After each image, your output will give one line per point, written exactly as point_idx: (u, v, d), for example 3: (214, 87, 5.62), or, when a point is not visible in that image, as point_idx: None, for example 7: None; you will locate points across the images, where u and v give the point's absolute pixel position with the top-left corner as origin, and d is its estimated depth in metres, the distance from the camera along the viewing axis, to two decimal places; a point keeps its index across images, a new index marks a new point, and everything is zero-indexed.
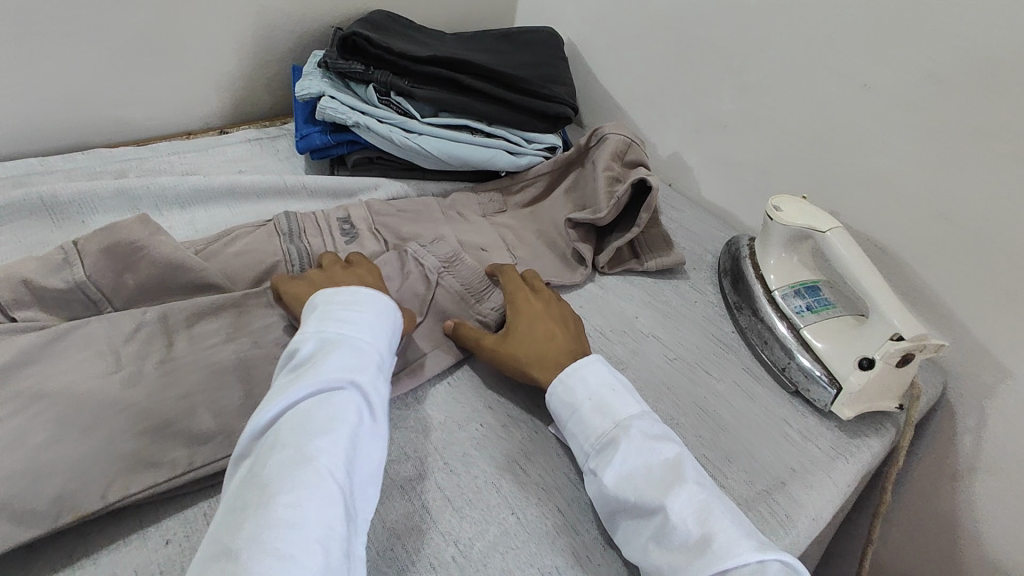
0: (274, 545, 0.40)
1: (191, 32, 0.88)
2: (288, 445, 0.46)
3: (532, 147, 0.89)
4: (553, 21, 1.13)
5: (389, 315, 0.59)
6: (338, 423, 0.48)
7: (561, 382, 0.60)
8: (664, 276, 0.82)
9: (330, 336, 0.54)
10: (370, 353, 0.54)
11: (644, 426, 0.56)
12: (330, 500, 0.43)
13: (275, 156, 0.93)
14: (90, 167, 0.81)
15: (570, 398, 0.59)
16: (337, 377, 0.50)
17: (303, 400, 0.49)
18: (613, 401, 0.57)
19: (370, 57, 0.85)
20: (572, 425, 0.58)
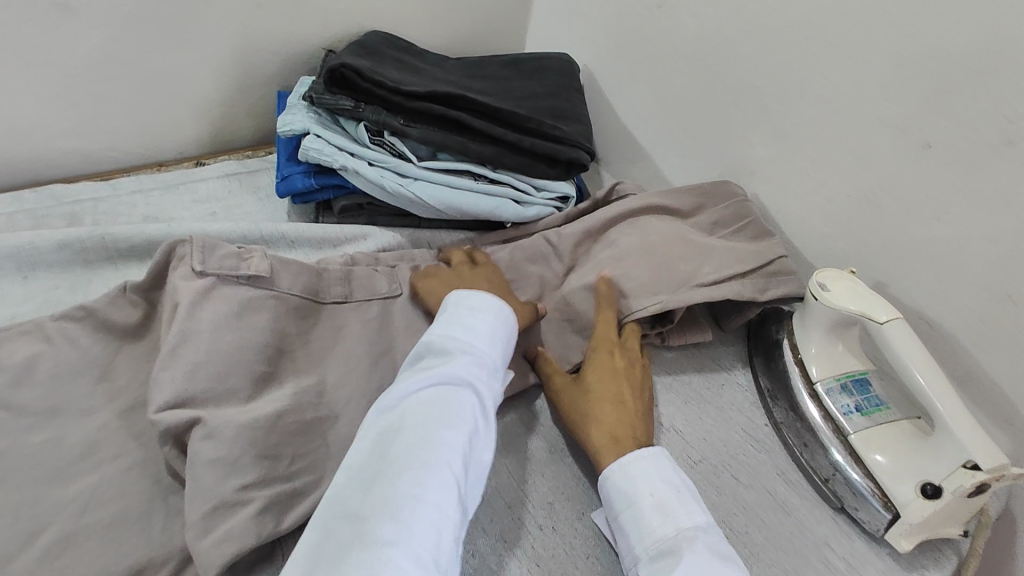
0: (392, 525, 0.40)
1: (156, 56, 0.78)
2: (414, 429, 0.46)
3: (542, 196, 0.79)
4: (568, 43, 1.02)
5: (511, 323, 0.58)
6: (460, 419, 0.47)
7: (619, 462, 0.54)
8: (688, 351, 0.72)
9: (457, 335, 0.54)
10: (498, 357, 0.55)
11: (709, 540, 0.49)
12: (450, 487, 0.43)
13: (255, 195, 0.84)
14: (42, 212, 0.73)
15: (629, 490, 0.52)
16: (463, 376, 0.50)
17: (430, 387, 0.49)
18: (675, 506, 0.51)
19: (361, 90, 0.75)
20: (623, 517, 0.51)
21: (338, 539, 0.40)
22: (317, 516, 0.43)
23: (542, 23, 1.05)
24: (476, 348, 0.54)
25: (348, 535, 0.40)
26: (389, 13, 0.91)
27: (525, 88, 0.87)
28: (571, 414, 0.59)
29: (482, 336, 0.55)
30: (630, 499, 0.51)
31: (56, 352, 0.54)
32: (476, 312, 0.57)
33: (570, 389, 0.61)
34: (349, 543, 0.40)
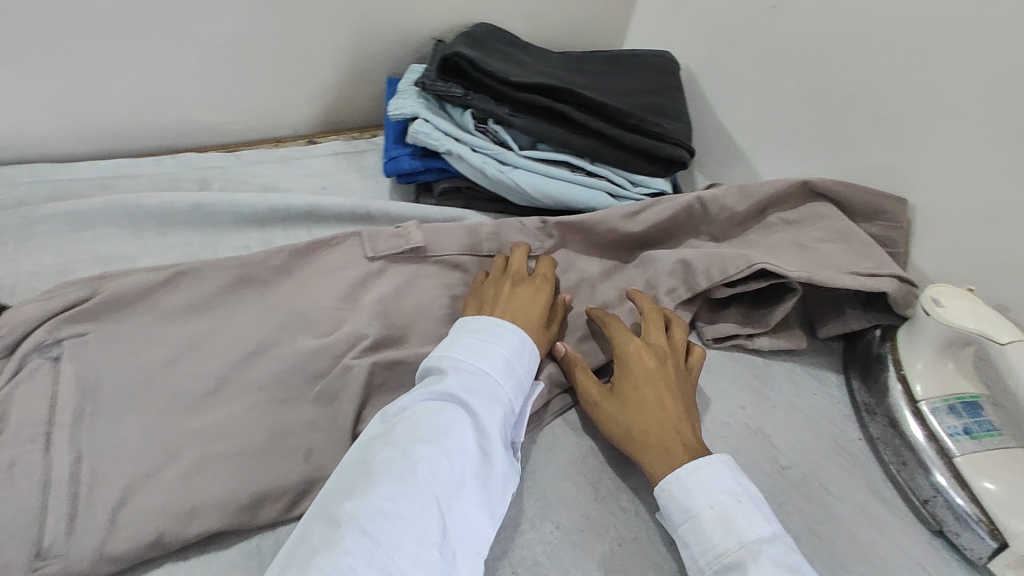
0: (361, 537, 0.41)
1: (286, 40, 0.84)
2: (395, 446, 0.47)
3: (637, 191, 0.80)
4: (670, 43, 1.02)
5: (524, 346, 0.57)
6: (447, 438, 0.47)
7: (678, 473, 0.52)
8: (779, 357, 0.71)
9: (459, 355, 0.54)
10: (503, 377, 0.53)
11: (776, 550, 0.47)
12: (424, 507, 0.43)
13: (361, 174, 0.89)
14: (177, 176, 0.80)
15: (688, 503, 0.50)
16: (456, 396, 0.50)
17: (422, 407, 0.49)
18: (740, 515, 0.49)
19: (471, 79, 0.78)
20: (682, 528, 0.50)
21: (312, 541, 0.42)
22: (304, 516, 0.45)
23: (644, 21, 1.05)
24: (477, 369, 0.53)
25: (320, 538, 0.42)
26: (498, 6, 0.94)
27: (626, 85, 0.88)
28: (605, 424, 0.58)
29: (488, 358, 0.54)
30: (690, 513, 0.50)
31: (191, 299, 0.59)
32: (487, 335, 0.56)
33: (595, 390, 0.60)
34: (320, 547, 0.41)
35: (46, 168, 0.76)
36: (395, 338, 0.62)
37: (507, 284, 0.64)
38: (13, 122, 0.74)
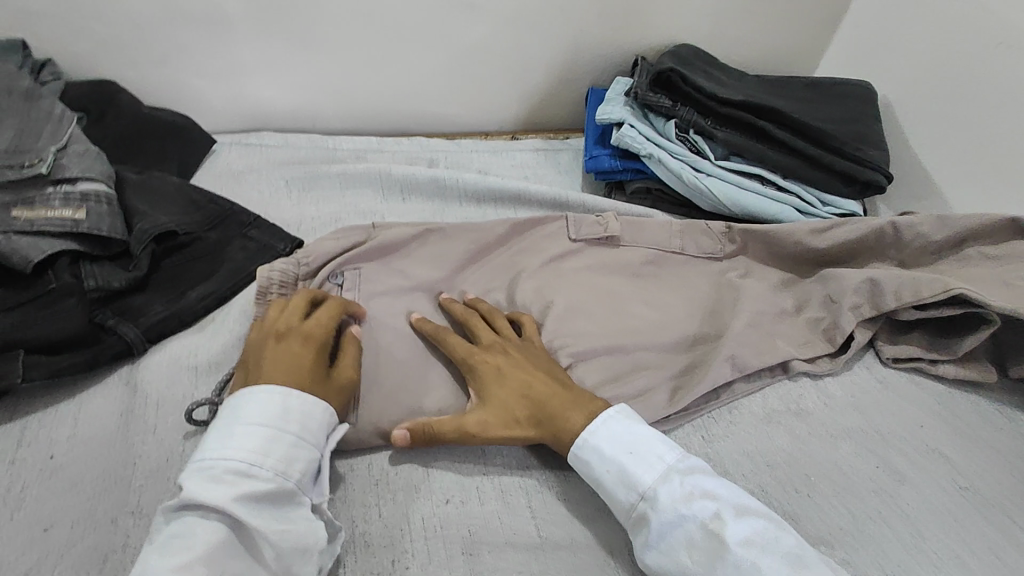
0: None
1: (514, 49, 0.97)
2: (174, 560, 0.42)
3: (826, 210, 0.84)
4: (869, 73, 1.03)
5: (258, 411, 0.50)
6: (198, 552, 0.43)
7: (574, 449, 0.55)
8: (964, 388, 0.71)
9: (214, 448, 0.48)
10: (288, 462, 0.49)
11: (672, 487, 0.51)
12: None
13: (557, 169, 1.00)
14: (412, 155, 0.96)
15: (590, 470, 0.54)
16: (205, 501, 0.45)
17: (200, 522, 0.44)
18: (634, 468, 0.52)
19: (680, 92, 0.86)
20: (604, 494, 0.54)
21: None
22: None
23: (843, 50, 1.07)
24: (218, 456, 0.47)
25: None
26: (701, 28, 1.01)
27: (823, 110, 0.91)
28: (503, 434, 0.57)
29: (264, 437, 0.49)
30: (594, 480, 0.54)
31: (436, 252, 0.72)
32: (252, 407, 0.50)
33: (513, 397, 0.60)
34: None
35: (319, 138, 0.95)
36: (594, 309, 0.71)
37: (271, 343, 0.56)
38: (302, 100, 0.94)
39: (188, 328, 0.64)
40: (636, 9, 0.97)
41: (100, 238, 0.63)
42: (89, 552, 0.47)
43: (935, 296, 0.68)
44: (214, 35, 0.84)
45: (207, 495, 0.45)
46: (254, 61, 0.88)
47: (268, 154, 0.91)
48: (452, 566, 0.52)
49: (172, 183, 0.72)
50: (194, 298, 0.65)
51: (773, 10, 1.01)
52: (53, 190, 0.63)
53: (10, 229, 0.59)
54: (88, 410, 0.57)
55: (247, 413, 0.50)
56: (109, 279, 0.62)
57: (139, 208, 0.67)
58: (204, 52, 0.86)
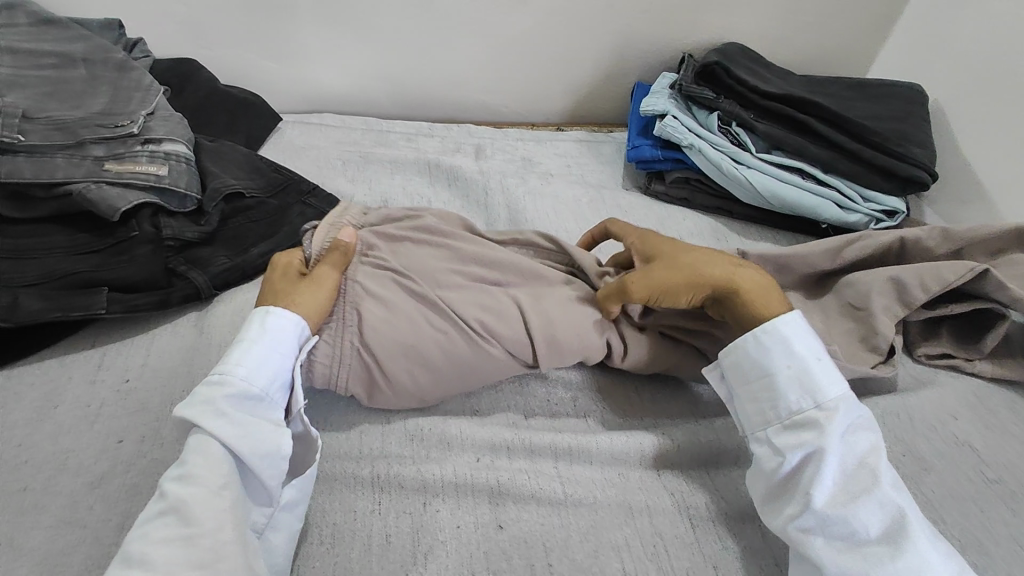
0: (155, 550, 0.41)
1: (563, 42, 1.00)
2: (179, 467, 0.45)
3: (867, 205, 0.84)
4: (921, 76, 1.02)
5: (252, 333, 0.53)
6: (197, 460, 0.45)
7: (756, 334, 0.57)
8: (1001, 386, 0.70)
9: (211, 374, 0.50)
10: (266, 379, 0.51)
11: (850, 413, 0.53)
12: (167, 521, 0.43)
13: (600, 160, 1.02)
14: (460, 139, 1.00)
15: (770, 362, 0.56)
16: (201, 414, 0.47)
17: (192, 436, 0.47)
18: (821, 379, 0.54)
19: (724, 85, 0.88)
20: (762, 386, 0.56)
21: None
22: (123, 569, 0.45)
23: (895, 55, 1.06)
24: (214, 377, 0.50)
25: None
26: (749, 27, 1.03)
27: (868, 109, 0.91)
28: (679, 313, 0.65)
29: (247, 359, 0.51)
30: (771, 372, 0.55)
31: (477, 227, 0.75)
32: (252, 331, 0.53)
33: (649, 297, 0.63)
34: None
35: (373, 121, 1.00)
36: None
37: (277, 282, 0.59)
38: (360, 85, 1.00)
39: (248, 280, 0.69)
40: (684, 6, 0.99)
41: (177, 194, 0.69)
42: (153, 466, 0.52)
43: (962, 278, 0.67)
44: (282, 20, 0.91)
45: (196, 411, 0.47)
46: (317, 46, 0.94)
47: (326, 134, 0.97)
48: (478, 513, 0.53)
49: (240, 151, 0.78)
50: (255, 254, 0.70)
51: (823, 10, 1.02)
52: (140, 148, 0.69)
53: (101, 180, 0.66)
54: (158, 345, 0.62)
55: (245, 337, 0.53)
56: (182, 231, 0.67)
57: (213, 170, 0.73)
58: (273, 35, 0.92)
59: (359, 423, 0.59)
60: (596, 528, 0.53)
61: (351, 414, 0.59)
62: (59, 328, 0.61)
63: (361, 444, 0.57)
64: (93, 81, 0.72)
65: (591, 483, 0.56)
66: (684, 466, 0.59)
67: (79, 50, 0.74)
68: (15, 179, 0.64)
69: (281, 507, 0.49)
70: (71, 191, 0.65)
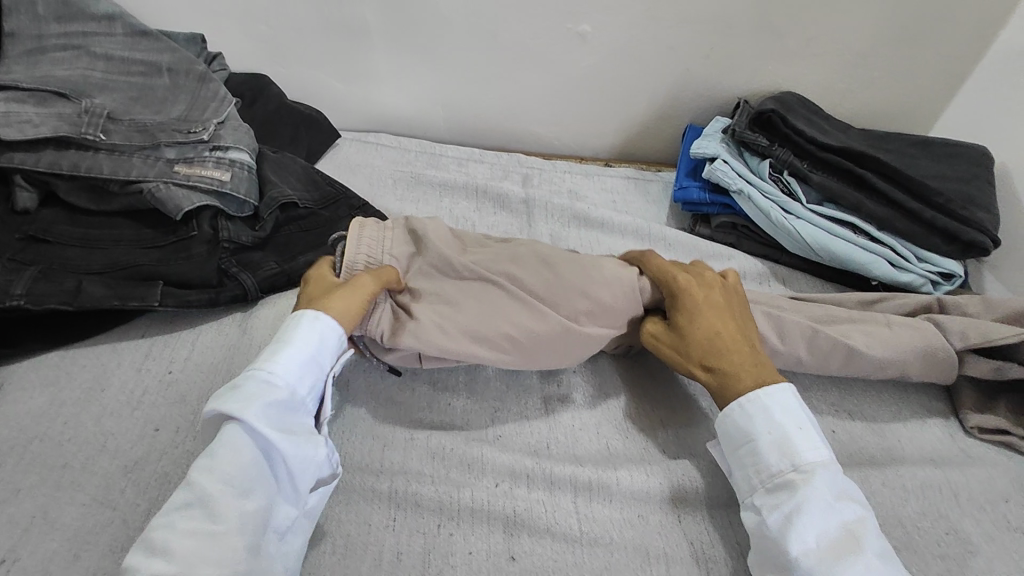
0: (176, 536, 0.42)
1: (620, 82, 1.02)
2: (223, 472, 0.45)
3: (921, 266, 0.81)
4: (988, 138, 0.99)
5: (309, 331, 0.54)
6: (244, 467, 0.45)
7: (738, 404, 0.56)
8: None
9: (262, 371, 0.50)
10: (306, 386, 0.52)
11: (829, 476, 0.52)
12: (207, 529, 0.43)
13: (645, 198, 1.02)
14: (509, 167, 1.02)
15: (752, 429, 0.55)
16: (254, 421, 0.47)
17: (234, 433, 0.47)
18: (799, 441, 0.53)
19: (778, 133, 0.87)
20: (744, 451, 0.55)
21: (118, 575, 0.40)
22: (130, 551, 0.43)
23: (963, 114, 1.03)
24: (274, 377, 0.50)
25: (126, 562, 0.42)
26: (810, 77, 1.02)
27: (930, 167, 0.88)
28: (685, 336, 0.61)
29: (298, 365, 0.52)
30: (750, 438, 0.54)
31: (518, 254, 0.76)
32: (304, 330, 0.54)
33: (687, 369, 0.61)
34: None
35: (427, 144, 1.03)
36: None
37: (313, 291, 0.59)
38: (418, 109, 1.04)
39: (293, 287, 0.71)
40: (744, 53, 0.99)
41: (236, 200, 0.72)
42: (185, 456, 0.54)
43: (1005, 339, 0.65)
44: (353, 43, 0.95)
45: (247, 413, 0.46)
46: (383, 70, 0.98)
47: (383, 153, 1.01)
48: (492, 541, 0.53)
49: (298, 164, 0.82)
50: (303, 262, 0.72)
51: (889, 65, 1.00)
52: (208, 154, 0.73)
53: (170, 181, 0.70)
54: (202, 342, 0.65)
55: (299, 335, 0.53)
56: (237, 235, 0.70)
57: (273, 180, 0.77)
58: (343, 57, 0.97)
59: (382, 437, 0.59)
60: (610, 571, 0.52)
61: (377, 427, 0.60)
62: (116, 316, 0.65)
63: (384, 457, 0.57)
64: (174, 90, 0.78)
65: (610, 523, 0.55)
66: (704, 517, 0.57)
67: (166, 60, 0.79)
68: (94, 174, 0.69)
69: (303, 513, 0.50)
70: (142, 189, 0.69)
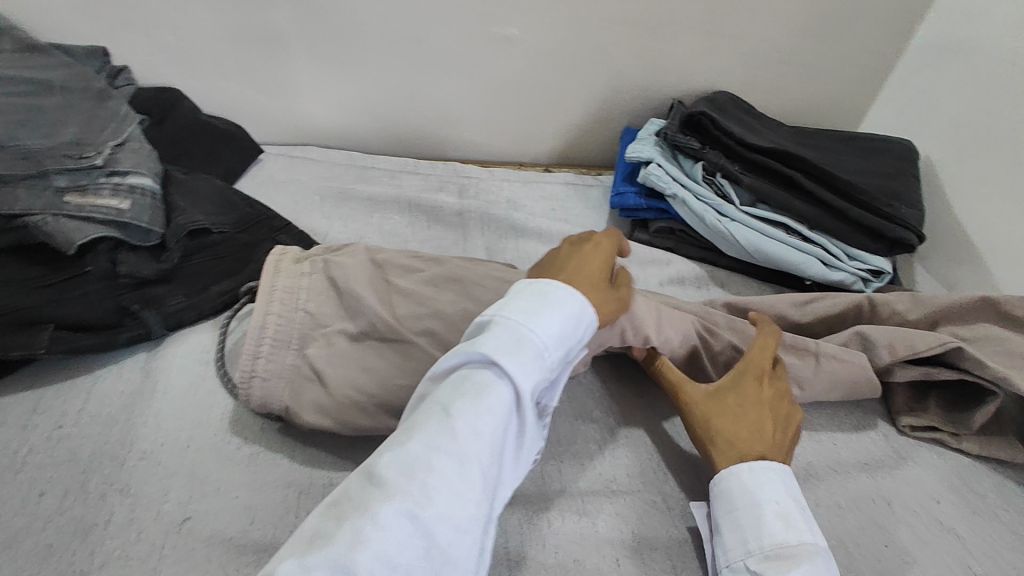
0: (402, 479, 0.38)
1: (553, 85, 0.99)
2: (467, 407, 0.41)
3: (852, 265, 0.82)
4: (913, 132, 1.01)
5: (579, 321, 0.49)
6: (489, 414, 0.41)
7: (750, 467, 0.54)
8: (985, 463, 0.67)
9: (519, 323, 0.46)
10: (557, 367, 0.47)
11: (825, 559, 0.50)
12: (452, 476, 0.39)
13: (585, 204, 1.00)
14: (443, 177, 0.99)
15: (757, 493, 0.53)
16: (501, 365, 0.43)
17: (480, 373, 0.43)
18: (800, 519, 0.52)
19: (709, 135, 0.86)
20: (748, 528, 0.51)
21: (322, 547, 0.35)
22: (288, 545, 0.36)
23: (889, 109, 1.05)
24: (540, 342, 0.45)
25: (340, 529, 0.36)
26: (742, 76, 1.02)
27: (857, 164, 0.89)
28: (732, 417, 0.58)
29: (554, 338, 0.46)
30: (756, 502, 0.52)
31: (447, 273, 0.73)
32: (564, 303, 0.48)
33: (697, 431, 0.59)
34: (336, 549, 0.35)
35: (357, 156, 0.99)
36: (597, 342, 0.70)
37: (580, 246, 0.56)
38: (346, 119, 0.99)
39: (205, 320, 0.67)
40: (675, 54, 0.98)
41: (141, 228, 0.67)
42: (75, 523, 0.49)
43: (931, 350, 0.66)
44: (270, 52, 0.90)
45: (481, 346, 0.43)
46: (304, 80, 0.94)
47: (308, 167, 0.96)
48: None
49: (213, 185, 0.77)
50: (214, 293, 0.68)
51: (817, 63, 1.01)
52: (104, 180, 0.67)
53: (60, 212, 0.63)
54: (100, 390, 0.59)
55: (550, 312, 0.47)
56: (138, 268, 0.65)
57: (179, 205, 0.71)
58: (261, 68, 0.91)
59: None
60: None
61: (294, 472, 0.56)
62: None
63: None
64: (69, 109, 0.71)
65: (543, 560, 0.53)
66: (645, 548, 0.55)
67: (57, 78, 0.72)
68: None
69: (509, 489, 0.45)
70: (27, 224, 0.62)
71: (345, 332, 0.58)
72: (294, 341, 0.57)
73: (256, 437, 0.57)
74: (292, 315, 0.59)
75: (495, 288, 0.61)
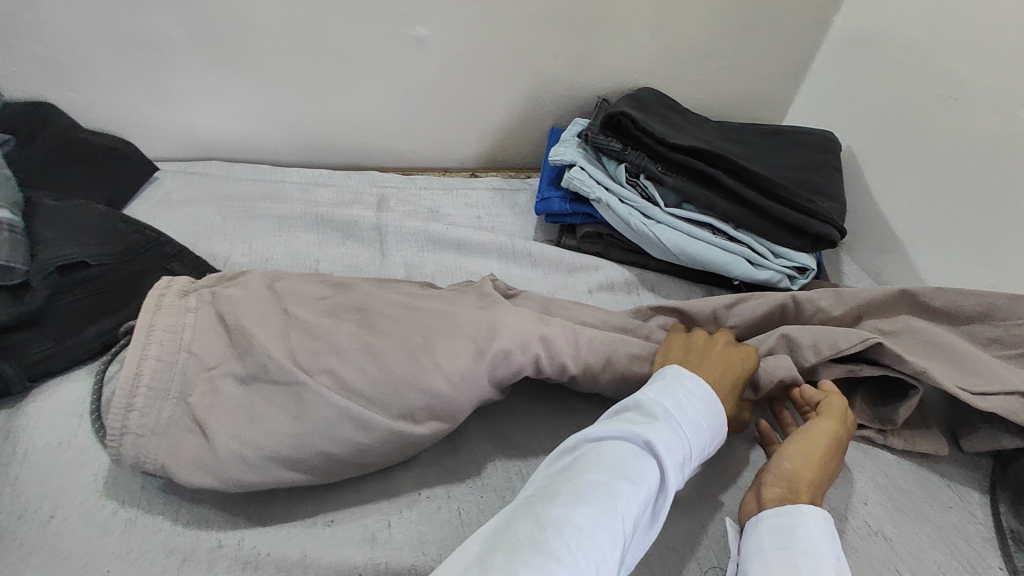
0: (566, 544, 0.40)
1: (472, 87, 0.95)
2: (619, 483, 0.44)
3: (778, 262, 0.81)
4: (833, 123, 1.01)
5: (718, 420, 0.54)
6: (640, 485, 0.45)
7: (809, 505, 0.50)
8: (911, 459, 0.66)
9: (667, 405, 0.51)
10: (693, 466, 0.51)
11: None
12: (608, 542, 0.41)
13: (511, 210, 0.96)
14: (360, 188, 0.93)
15: (814, 534, 0.48)
16: (655, 445, 0.47)
17: (630, 445, 0.47)
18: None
19: (631, 136, 0.84)
20: (803, 568, 0.46)
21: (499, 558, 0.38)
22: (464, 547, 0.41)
23: (810, 101, 1.05)
24: (683, 428, 0.50)
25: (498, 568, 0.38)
26: (664, 72, 0.99)
27: (780, 159, 0.88)
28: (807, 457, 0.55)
29: (694, 432, 0.51)
30: (814, 542, 0.47)
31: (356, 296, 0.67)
32: (705, 400, 0.53)
33: (792, 457, 0.54)
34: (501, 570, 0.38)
35: (265, 171, 0.92)
36: None
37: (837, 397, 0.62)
38: (251, 130, 0.93)
39: (79, 364, 0.61)
40: (595, 51, 0.95)
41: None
42: None
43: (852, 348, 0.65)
44: (157, 61, 0.82)
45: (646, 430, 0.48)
46: (199, 90, 0.86)
47: (210, 185, 0.88)
48: None
49: (94, 213, 0.68)
50: (92, 334, 0.62)
51: (737, 56, 1.00)
52: None
53: None
54: None
55: (698, 406, 0.53)
56: None
57: (47, 238, 0.63)
58: (148, 77, 0.84)
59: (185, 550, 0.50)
60: None
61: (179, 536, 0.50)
62: None
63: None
64: None
65: None
66: None
67: None
68: None
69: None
70: None
71: (230, 373, 0.52)
72: (174, 390, 0.51)
73: (135, 498, 0.51)
74: (174, 359, 0.52)
75: (399, 314, 0.56)
